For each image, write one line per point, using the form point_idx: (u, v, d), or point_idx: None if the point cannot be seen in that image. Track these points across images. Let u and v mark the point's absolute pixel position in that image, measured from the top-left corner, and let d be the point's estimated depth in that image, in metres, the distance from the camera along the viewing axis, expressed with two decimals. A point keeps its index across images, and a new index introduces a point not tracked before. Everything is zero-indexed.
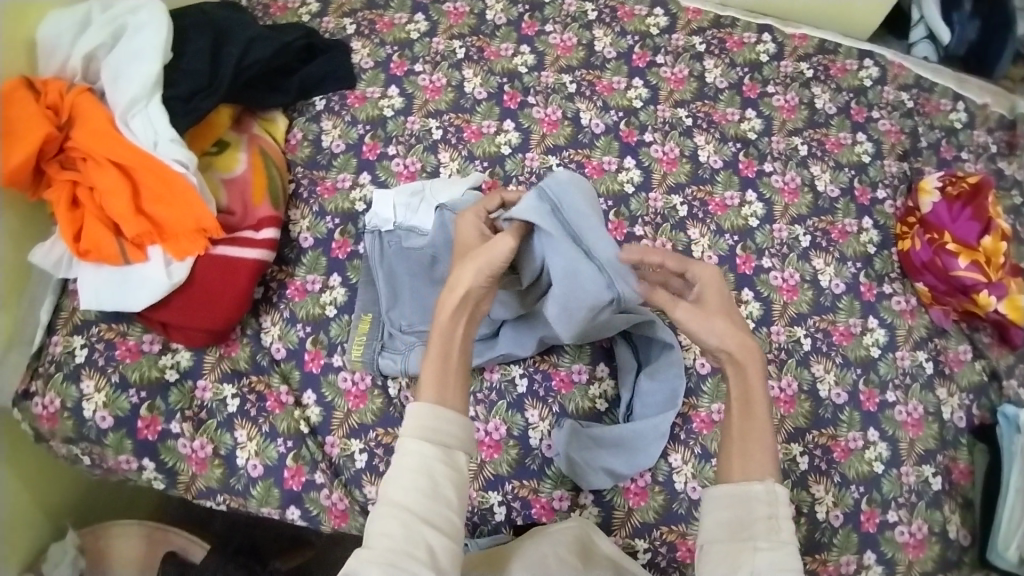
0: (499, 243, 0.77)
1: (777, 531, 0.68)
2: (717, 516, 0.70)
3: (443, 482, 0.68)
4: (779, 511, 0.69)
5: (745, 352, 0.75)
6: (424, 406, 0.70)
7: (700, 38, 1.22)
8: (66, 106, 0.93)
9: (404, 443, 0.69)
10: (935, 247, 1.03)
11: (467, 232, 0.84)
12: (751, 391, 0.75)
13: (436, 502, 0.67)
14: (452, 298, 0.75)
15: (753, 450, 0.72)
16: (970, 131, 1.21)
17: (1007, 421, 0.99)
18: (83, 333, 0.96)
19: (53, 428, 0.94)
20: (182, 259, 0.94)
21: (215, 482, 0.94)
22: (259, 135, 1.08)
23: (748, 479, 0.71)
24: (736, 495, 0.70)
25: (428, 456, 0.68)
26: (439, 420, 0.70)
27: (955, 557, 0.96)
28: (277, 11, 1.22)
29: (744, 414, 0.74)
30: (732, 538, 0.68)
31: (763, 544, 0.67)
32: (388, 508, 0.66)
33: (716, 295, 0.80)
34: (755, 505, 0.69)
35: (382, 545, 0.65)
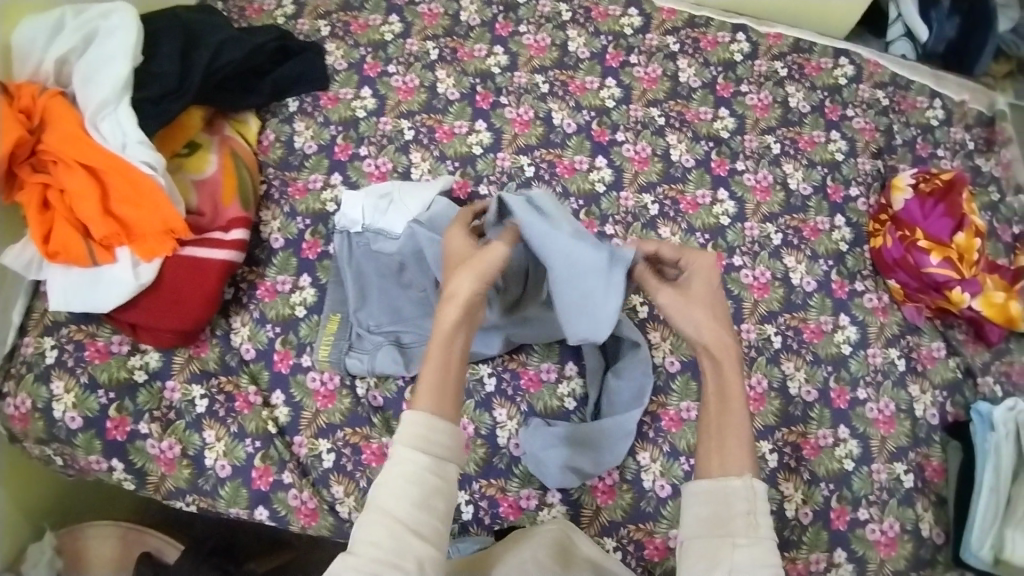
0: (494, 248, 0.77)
1: (756, 527, 0.66)
2: (696, 512, 0.68)
3: (436, 493, 0.66)
4: (758, 507, 0.67)
5: (720, 345, 0.77)
6: (421, 416, 0.68)
7: (673, 37, 1.22)
8: (37, 109, 0.93)
9: (396, 451, 0.67)
10: (906, 244, 1.03)
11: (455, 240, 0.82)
12: (728, 387, 0.75)
13: (428, 514, 0.65)
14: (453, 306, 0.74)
15: (730, 445, 0.72)
16: (947, 127, 1.20)
17: (980, 418, 0.97)
18: (53, 334, 0.96)
19: (24, 429, 0.93)
20: (151, 260, 0.94)
21: (183, 482, 0.93)
22: (231, 136, 1.08)
23: (726, 475, 0.69)
24: (714, 491, 0.68)
25: (421, 465, 0.66)
26: (435, 430, 0.68)
27: (928, 555, 0.94)
28: (252, 14, 1.23)
29: (721, 409, 0.74)
30: (712, 534, 0.66)
31: (742, 541, 0.65)
32: (377, 516, 0.64)
33: (705, 283, 0.81)
34: (733, 501, 0.68)
35: (369, 554, 0.62)
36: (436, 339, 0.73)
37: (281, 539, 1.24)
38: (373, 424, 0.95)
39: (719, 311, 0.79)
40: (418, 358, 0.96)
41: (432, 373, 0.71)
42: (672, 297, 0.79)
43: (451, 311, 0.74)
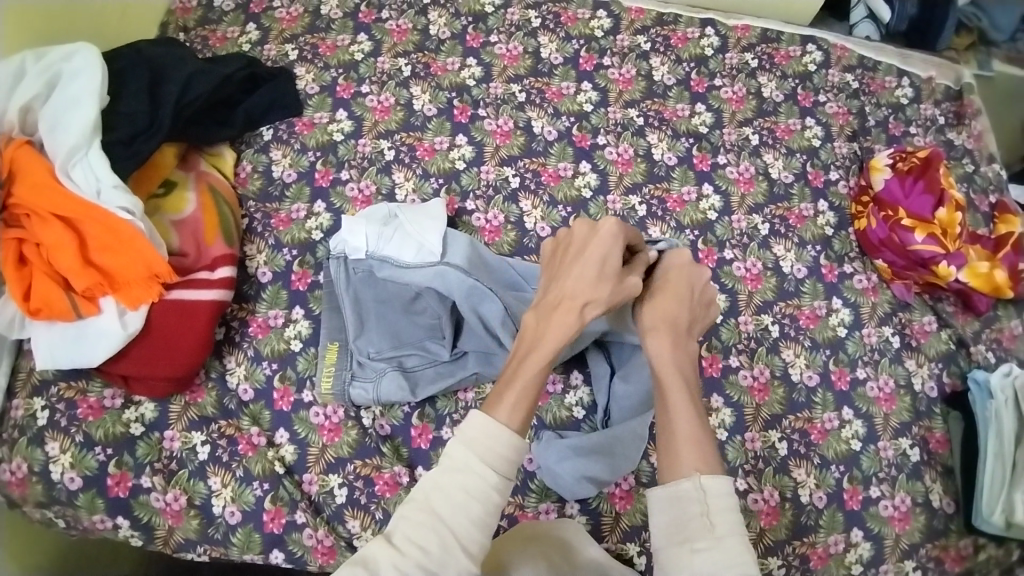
0: (630, 287, 0.79)
1: (713, 527, 0.61)
2: (655, 520, 0.63)
3: (493, 512, 0.62)
4: (712, 506, 0.62)
5: (654, 335, 0.77)
6: (507, 425, 0.65)
7: (644, 36, 1.23)
8: (6, 163, 0.89)
9: (463, 456, 0.63)
10: (891, 224, 1.05)
11: (602, 250, 0.79)
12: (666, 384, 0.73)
13: (482, 532, 0.61)
14: (574, 320, 0.75)
15: (675, 441, 0.67)
16: (917, 105, 1.23)
17: (978, 387, 1.00)
18: (42, 395, 0.92)
19: (23, 494, 0.89)
20: (137, 308, 0.91)
21: (192, 533, 0.90)
22: (207, 172, 1.05)
23: (676, 478, 0.64)
24: (669, 494, 0.63)
25: (487, 480, 0.62)
26: (508, 446, 0.64)
27: (940, 525, 0.96)
28: (216, 43, 1.19)
29: (661, 404, 0.72)
30: (669, 542, 0.61)
31: (700, 545, 0.60)
32: (428, 517, 0.60)
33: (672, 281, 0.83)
34: (687, 503, 0.62)
35: (412, 558, 0.58)
36: (545, 345, 0.73)
37: None
38: (383, 454, 0.93)
39: (663, 302, 0.80)
40: (423, 382, 0.95)
41: (531, 378, 0.70)
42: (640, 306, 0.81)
43: (571, 323, 0.74)
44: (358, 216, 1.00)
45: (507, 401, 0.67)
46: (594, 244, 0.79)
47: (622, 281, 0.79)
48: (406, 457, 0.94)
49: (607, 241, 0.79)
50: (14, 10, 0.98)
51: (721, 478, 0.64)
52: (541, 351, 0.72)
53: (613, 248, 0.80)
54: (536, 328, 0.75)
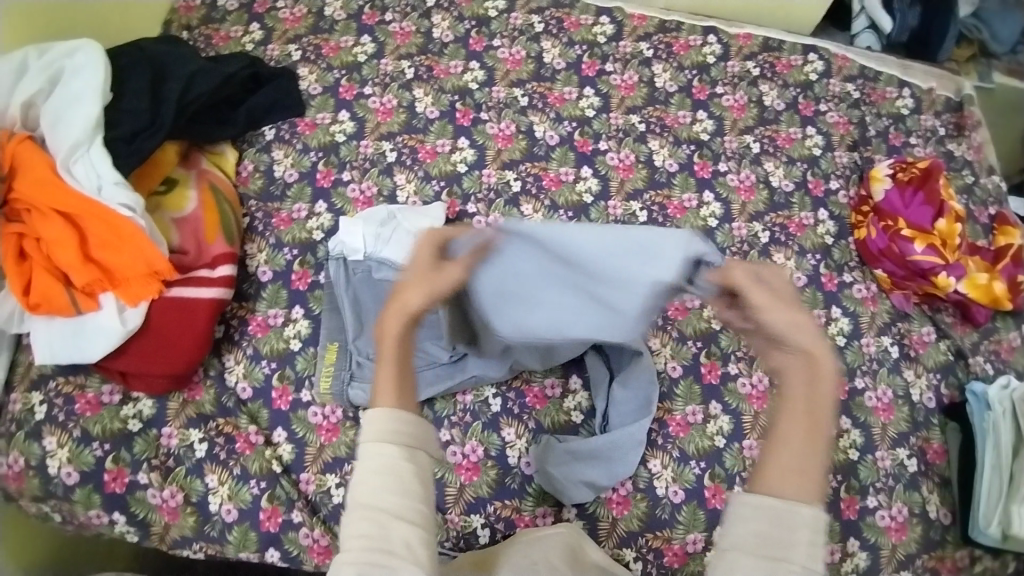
0: (452, 272, 0.68)
1: (816, 560, 0.58)
2: (751, 526, 0.59)
3: (412, 477, 0.62)
4: (821, 540, 0.58)
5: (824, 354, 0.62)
6: (386, 411, 0.64)
7: (647, 43, 1.24)
8: (6, 158, 0.89)
9: (366, 448, 0.63)
10: (891, 234, 1.06)
11: (418, 252, 0.70)
12: (821, 409, 0.62)
13: (411, 499, 0.61)
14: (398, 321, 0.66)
15: (810, 468, 0.61)
16: (917, 116, 1.24)
17: (976, 399, 1.00)
18: (41, 389, 0.92)
19: (19, 488, 0.89)
20: (137, 305, 0.91)
21: (188, 531, 0.90)
22: (209, 169, 1.06)
23: (796, 498, 0.59)
24: (779, 508, 0.59)
25: (391, 456, 0.62)
26: (398, 421, 0.63)
27: (936, 536, 0.96)
28: (219, 42, 1.20)
29: (809, 431, 0.62)
30: (764, 558, 0.57)
31: (799, 569, 0.56)
32: (359, 510, 0.61)
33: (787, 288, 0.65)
34: (798, 528, 0.58)
35: (360, 549, 0.59)
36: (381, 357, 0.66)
37: None
38: None
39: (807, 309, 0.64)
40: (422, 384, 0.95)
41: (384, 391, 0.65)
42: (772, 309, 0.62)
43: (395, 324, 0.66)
44: (356, 219, 1.01)
45: (384, 395, 0.65)
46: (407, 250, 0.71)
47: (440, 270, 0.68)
48: None
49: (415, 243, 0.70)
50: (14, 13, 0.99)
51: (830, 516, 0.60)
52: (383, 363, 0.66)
53: (419, 243, 0.70)
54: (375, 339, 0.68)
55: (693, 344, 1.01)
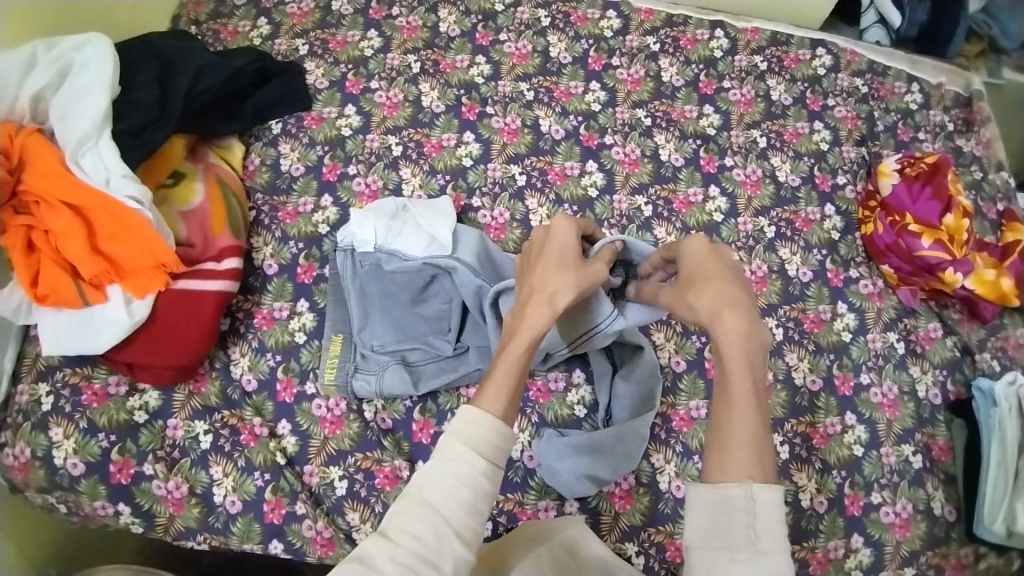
0: (597, 269, 0.79)
1: (756, 540, 0.61)
2: (694, 519, 0.64)
3: (483, 497, 0.63)
4: (759, 518, 0.62)
5: (718, 318, 0.72)
6: (486, 415, 0.66)
7: (653, 37, 1.23)
8: (17, 150, 0.90)
9: (451, 447, 0.64)
10: (898, 229, 1.05)
11: (563, 241, 0.81)
12: (729, 370, 0.69)
13: (473, 517, 0.62)
14: (546, 310, 0.74)
15: (729, 443, 0.66)
16: (926, 111, 1.23)
17: (983, 396, 0.99)
18: (47, 380, 0.92)
19: (26, 479, 0.90)
20: (144, 296, 0.92)
21: (193, 521, 0.90)
22: (216, 163, 1.06)
23: (725, 481, 0.64)
24: (713, 498, 0.63)
25: (475, 468, 0.63)
26: (496, 433, 0.65)
27: (940, 533, 0.95)
28: (227, 36, 1.20)
29: (721, 399, 0.69)
30: (709, 546, 0.62)
31: (740, 556, 0.60)
32: (421, 508, 0.61)
33: (695, 263, 0.79)
34: (734, 511, 0.62)
35: (407, 547, 0.59)
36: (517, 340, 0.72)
37: (292, 568, 1.19)
38: (384, 447, 0.93)
39: (716, 283, 0.75)
40: (425, 376, 0.95)
41: (506, 373, 0.70)
42: (668, 299, 0.79)
43: (545, 313, 0.74)
44: (367, 209, 1.01)
45: (496, 394, 0.68)
46: (550, 239, 0.81)
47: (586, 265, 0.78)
48: (407, 451, 0.94)
49: (560, 235, 0.81)
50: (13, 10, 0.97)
51: (769, 487, 0.63)
52: (513, 345, 0.72)
53: (571, 237, 0.81)
54: (510, 324, 0.75)
55: (697, 338, 1.01)
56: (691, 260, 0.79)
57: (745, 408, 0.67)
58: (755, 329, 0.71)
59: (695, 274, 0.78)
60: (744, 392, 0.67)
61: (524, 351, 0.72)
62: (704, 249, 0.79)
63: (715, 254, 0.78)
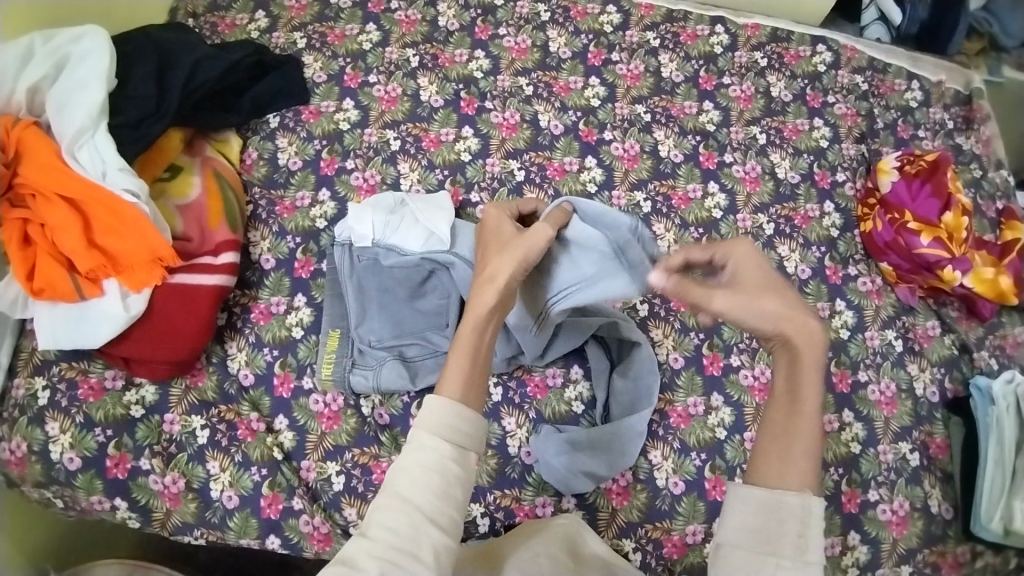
0: (535, 234, 0.75)
1: (805, 550, 0.62)
2: (741, 519, 0.64)
3: (454, 482, 0.63)
4: (811, 529, 0.63)
5: (797, 330, 0.68)
6: (445, 403, 0.65)
7: (653, 33, 1.23)
8: (11, 142, 0.89)
9: (418, 437, 0.64)
10: (897, 227, 1.05)
11: (500, 227, 0.80)
12: (802, 385, 0.68)
13: (447, 503, 0.62)
14: (489, 287, 0.71)
15: (792, 454, 0.66)
16: (926, 108, 1.23)
17: (980, 394, 0.99)
18: (44, 374, 0.92)
19: (22, 473, 0.90)
20: (140, 291, 0.91)
21: (190, 516, 0.90)
22: (213, 157, 1.05)
23: (783, 488, 0.65)
24: (768, 503, 0.64)
25: (442, 454, 0.63)
26: (460, 418, 0.65)
27: (937, 531, 0.96)
28: (224, 29, 1.19)
29: (788, 411, 0.68)
30: (754, 548, 0.63)
31: (787, 563, 0.61)
32: (394, 501, 0.61)
33: (755, 272, 0.72)
34: (786, 518, 0.63)
35: (386, 541, 0.60)
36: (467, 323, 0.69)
37: (289, 562, 1.19)
38: (381, 443, 0.93)
39: (783, 293, 0.70)
40: (423, 372, 0.95)
41: (460, 357, 0.68)
42: (731, 302, 0.69)
43: (489, 291, 0.71)
44: (365, 204, 1.01)
45: (451, 379, 0.67)
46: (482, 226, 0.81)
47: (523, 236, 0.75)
48: (404, 446, 0.94)
49: (490, 221, 0.81)
50: (12, 7, 0.97)
51: (823, 500, 0.65)
52: (464, 329, 0.69)
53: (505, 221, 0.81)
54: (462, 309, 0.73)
55: (695, 335, 1.01)
56: (739, 267, 0.73)
57: (813, 421, 0.67)
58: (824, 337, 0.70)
59: (756, 282, 0.71)
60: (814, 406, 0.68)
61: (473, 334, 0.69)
62: (752, 256, 0.73)
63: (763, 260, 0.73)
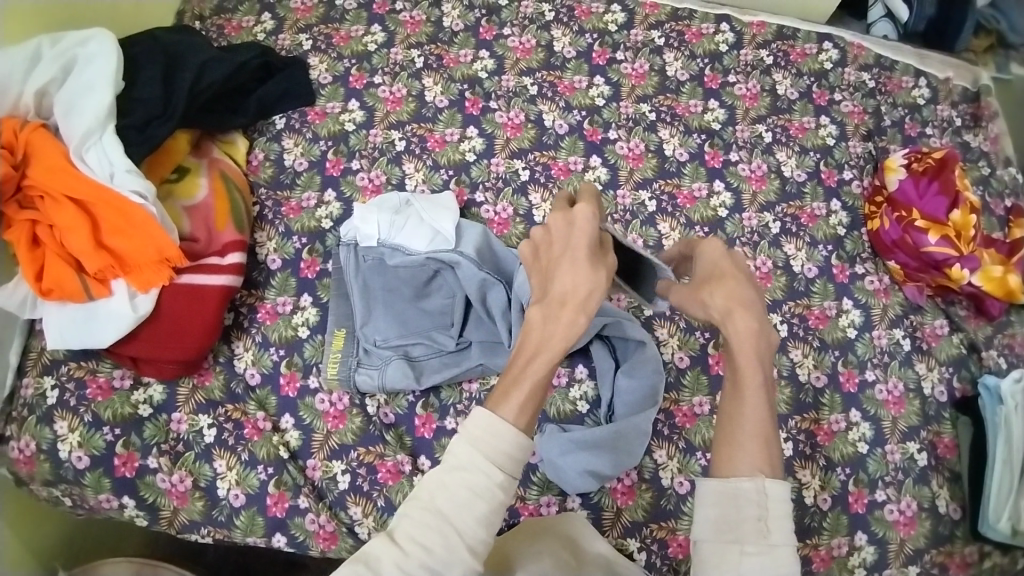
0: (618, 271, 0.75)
1: (768, 533, 0.60)
2: (704, 513, 0.63)
3: (497, 510, 0.61)
4: (770, 512, 0.61)
5: (732, 319, 0.72)
6: (505, 429, 0.62)
7: (658, 31, 1.23)
8: (21, 144, 0.90)
9: (466, 455, 0.61)
10: (904, 225, 1.04)
11: (585, 230, 0.72)
12: (741, 369, 0.70)
13: (485, 530, 0.60)
14: (584, 318, 0.68)
15: (740, 439, 0.66)
16: (934, 105, 1.22)
17: (989, 392, 0.98)
18: (53, 374, 0.93)
19: (31, 472, 0.90)
20: (147, 291, 0.92)
21: (197, 515, 0.91)
22: (219, 158, 1.06)
23: (735, 475, 0.63)
24: (723, 493, 0.62)
25: (490, 479, 0.60)
26: (513, 445, 0.62)
27: (945, 531, 0.95)
28: (231, 31, 1.20)
29: (732, 395, 0.70)
30: (717, 539, 0.61)
31: (751, 548, 0.59)
32: (431, 517, 0.59)
33: (711, 265, 0.79)
34: (744, 504, 0.61)
35: (416, 557, 0.58)
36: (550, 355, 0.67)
37: (296, 561, 1.19)
38: (386, 442, 0.93)
39: (729, 283, 0.75)
40: (428, 371, 0.95)
41: (538, 385, 0.66)
42: (679, 295, 0.80)
43: (576, 323, 0.68)
44: (370, 204, 1.01)
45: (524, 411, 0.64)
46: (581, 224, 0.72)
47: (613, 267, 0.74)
48: (409, 446, 0.94)
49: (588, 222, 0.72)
50: (14, 9, 0.97)
51: (781, 483, 0.63)
52: (544, 359, 0.67)
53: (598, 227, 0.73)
54: (541, 330, 0.68)
55: (701, 334, 1.00)
56: (706, 262, 0.80)
57: (756, 406, 0.67)
58: (768, 334, 0.72)
59: (709, 276, 0.78)
60: (756, 388, 0.68)
61: (547, 364, 0.67)
62: (719, 252, 0.80)
63: (733, 257, 0.78)
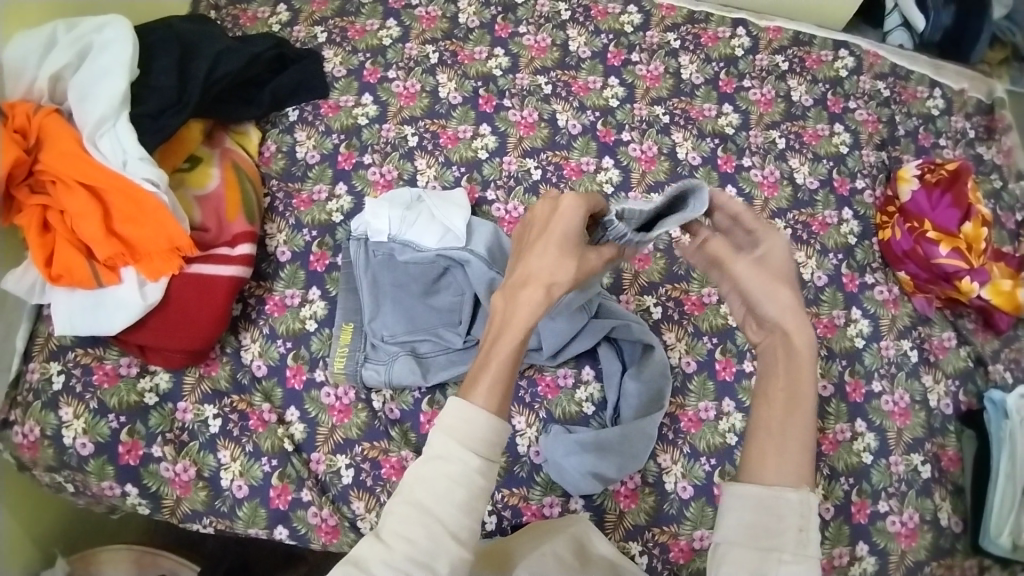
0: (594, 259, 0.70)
1: (806, 544, 0.60)
2: (741, 517, 0.62)
3: (479, 494, 0.61)
4: (809, 523, 0.61)
5: (801, 333, 0.69)
6: (476, 413, 0.62)
7: (674, 34, 1.22)
8: (33, 128, 0.89)
9: (442, 445, 0.61)
10: (916, 236, 1.04)
11: (566, 221, 0.69)
12: (800, 381, 0.68)
13: (468, 516, 0.60)
14: (541, 297, 0.66)
15: (787, 448, 0.64)
16: (948, 117, 1.21)
17: (994, 407, 0.98)
18: (60, 359, 0.93)
19: (35, 457, 0.91)
20: (157, 280, 0.92)
21: (200, 504, 0.91)
22: (232, 148, 1.06)
23: (780, 484, 0.63)
24: (765, 500, 0.62)
25: (467, 466, 0.60)
26: (487, 428, 0.62)
27: (946, 544, 0.95)
28: (246, 21, 1.20)
29: (784, 405, 0.67)
30: (755, 546, 0.60)
31: (789, 558, 0.59)
32: (413, 510, 0.60)
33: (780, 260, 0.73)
34: (786, 514, 0.61)
35: (402, 551, 0.58)
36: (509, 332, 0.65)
37: (295, 554, 1.20)
38: (391, 438, 0.93)
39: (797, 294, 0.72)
40: (435, 368, 0.95)
41: (498, 365, 0.64)
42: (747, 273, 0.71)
43: (539, 303, 0.66)
44: (382, 199, 1.01)
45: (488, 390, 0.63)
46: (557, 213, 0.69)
47: (587, 250, 0.69)
48: (414, 442, 0.94)
49: (568, 209, 0.69)
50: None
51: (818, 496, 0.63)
52: (505, 337, 0.65)
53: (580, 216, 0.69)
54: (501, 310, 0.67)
55: (708, 339, 1.00)
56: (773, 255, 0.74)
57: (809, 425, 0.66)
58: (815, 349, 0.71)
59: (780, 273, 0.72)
60: (812, 405, 0.67)
61: (511, 344, 0.65)
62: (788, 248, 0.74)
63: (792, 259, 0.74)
